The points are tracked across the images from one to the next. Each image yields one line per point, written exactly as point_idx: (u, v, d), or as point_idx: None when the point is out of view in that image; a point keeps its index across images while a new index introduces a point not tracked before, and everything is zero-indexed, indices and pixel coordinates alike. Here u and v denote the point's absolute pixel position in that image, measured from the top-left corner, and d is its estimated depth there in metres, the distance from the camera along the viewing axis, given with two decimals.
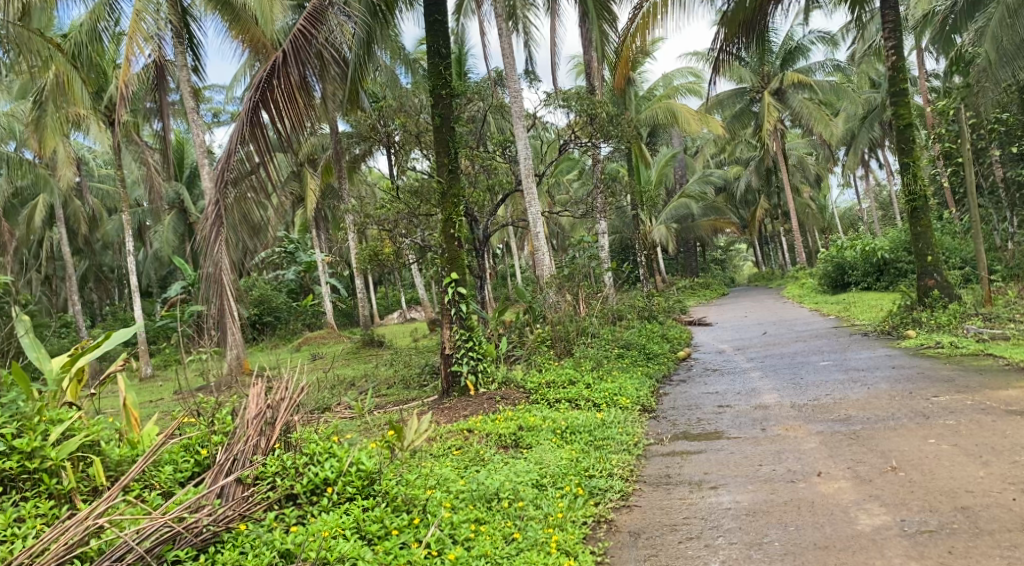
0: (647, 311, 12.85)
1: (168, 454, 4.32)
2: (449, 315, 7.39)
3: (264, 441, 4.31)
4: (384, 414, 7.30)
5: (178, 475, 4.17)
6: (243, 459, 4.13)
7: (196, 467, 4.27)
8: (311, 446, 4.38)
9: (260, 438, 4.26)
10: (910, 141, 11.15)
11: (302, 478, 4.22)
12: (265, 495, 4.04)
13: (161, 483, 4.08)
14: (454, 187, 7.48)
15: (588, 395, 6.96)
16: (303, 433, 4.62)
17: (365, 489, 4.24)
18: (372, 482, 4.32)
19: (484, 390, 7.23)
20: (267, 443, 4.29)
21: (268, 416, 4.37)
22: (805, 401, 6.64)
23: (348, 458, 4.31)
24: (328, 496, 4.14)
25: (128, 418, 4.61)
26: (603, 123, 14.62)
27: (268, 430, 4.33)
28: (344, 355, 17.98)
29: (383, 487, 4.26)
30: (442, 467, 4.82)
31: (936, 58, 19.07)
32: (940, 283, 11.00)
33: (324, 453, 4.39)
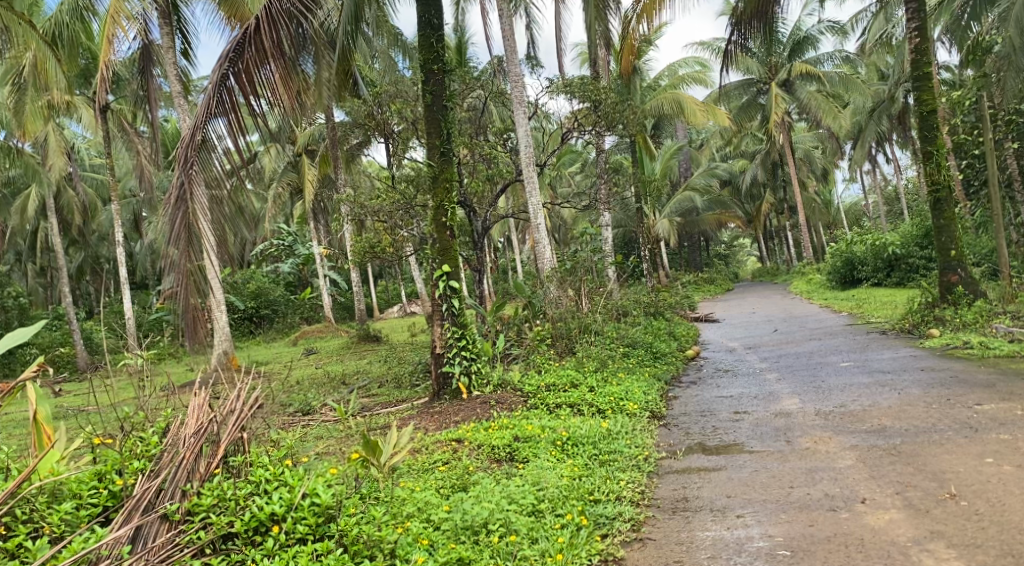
0: (652, 307, 12.24)
1: (72, 487, 3.69)
2: (439, 312, 6.79)
3: (203, 465, 3.80)
4: (368, 420, 6.72)
5: (80, 515, 3.55)
6: (172, 490, 3.63)
7: (110, 501, 3.66)
8: (258, 473, 3.78)
9: (198, 462, 3.76)
10: (933, 128, 10.49)
11: (245, 513, 3.60)
12: (195, 536, 3.45)
13: (51, 527, 3.45)
14: (446, 170, 6.85)
15: (593, 399, 6.35)
16: (255, 454, 4.03)
17: (319, 528, 3.60)
18: (331, 519, 3.70)
19: (477, 394, 6.64)
20: (205, 469, 3.77)
21: (212, 433, 3.88)
22: (831, 407, 6.04)
23: (300, 489, 3.68)
24: (275, 536, 3.54)
25: (37, 437, 3.93)
26: (609, 110, 13.98)
27: (211, 449, 3.85)
28: (339, 351, 17.39)
29: (341, 525, 3.61)
30: (423, 492, 4.22)
31: (951, 48, 18.38)
32: (965, 279, 10.37)
33: (272, 481, 3.78)
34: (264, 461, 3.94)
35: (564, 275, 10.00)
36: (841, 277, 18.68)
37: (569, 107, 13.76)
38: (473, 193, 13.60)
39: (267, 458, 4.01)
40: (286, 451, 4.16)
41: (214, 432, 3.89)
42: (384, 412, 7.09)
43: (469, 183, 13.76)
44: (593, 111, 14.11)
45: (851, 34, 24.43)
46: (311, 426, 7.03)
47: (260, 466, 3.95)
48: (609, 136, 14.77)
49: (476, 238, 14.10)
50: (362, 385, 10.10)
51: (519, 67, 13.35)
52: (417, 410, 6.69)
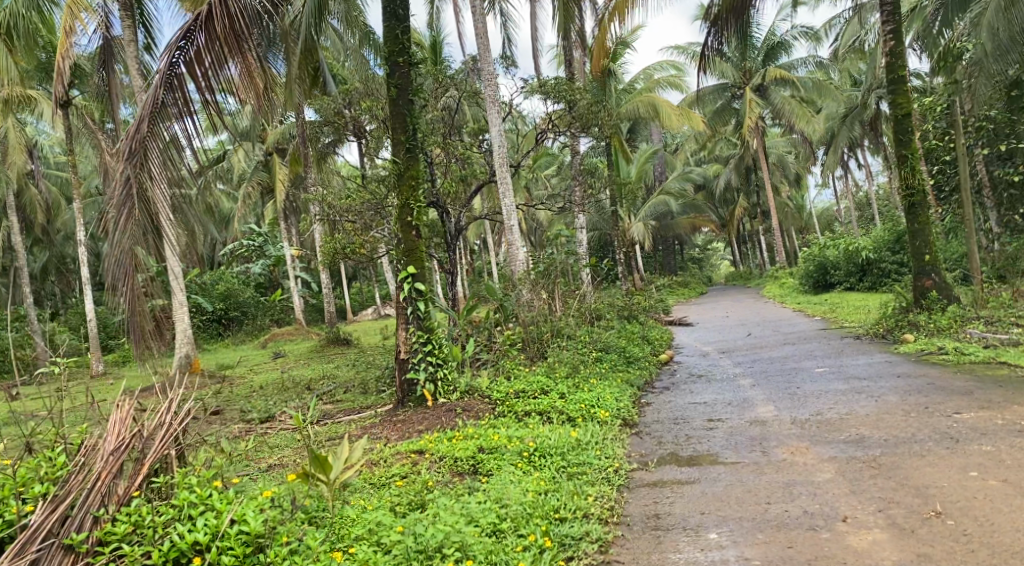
0: (626, 310, 12.03)
1: None
2: (403, 316, 6.46)
3: (122, 487, 3.81)
4: (328, 429, 6.42)
5: None
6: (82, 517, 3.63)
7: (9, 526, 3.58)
8: (182, 497, 3.77)
9: (116, 483, 3.77)
10: (907, 132, 10.43)
11: (162, 543, 3.60)
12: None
13: None
14: (413, 167, 6.55)
15: (563, 407, 6.10)
16: (182, 472, 4.03)
17: (245, 559, 3.56)
18: (260, 549, 3.65)
19: (442, 401, 6.34)
20: (124, 492, 3.78)
21: (135, 452, 3.90)
22: (807, 415, 5.86)
23: (227, 517, 3.64)
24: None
25: None
26: (584, 111, 13.76)
27: (133, 468, 3.87)
28: (307, 354, 16.98)
29: (271, 557, 3.57)
30: (373, 511, 3.97)
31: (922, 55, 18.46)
32: (939, 284, 10.31)
33: (199, 504, 3.77)
34: (191, 481, 3.92)
35: (537, 277, 9.76)
36: (813, 282, 18.64)
37: (544, 108, 13.54)
38: (445, 193, 13.33)
39: (195, 477, 4.02)
40: (214, 470, 4.15)
41: (137, 450, 3.92)
42: (347, 421, 6.80)
43: (441, 183, 13.47)
44: (568, 112, 13.88)
45: (824, 40, 24.56)
46: (268, 436, 6.70)
47: (186, 486, 3.94)
48: (584, 137, 14.56)
49: (448, 240, 13.81)
50: (326, 391, 9.76)
51: (491, 66, 13.08)
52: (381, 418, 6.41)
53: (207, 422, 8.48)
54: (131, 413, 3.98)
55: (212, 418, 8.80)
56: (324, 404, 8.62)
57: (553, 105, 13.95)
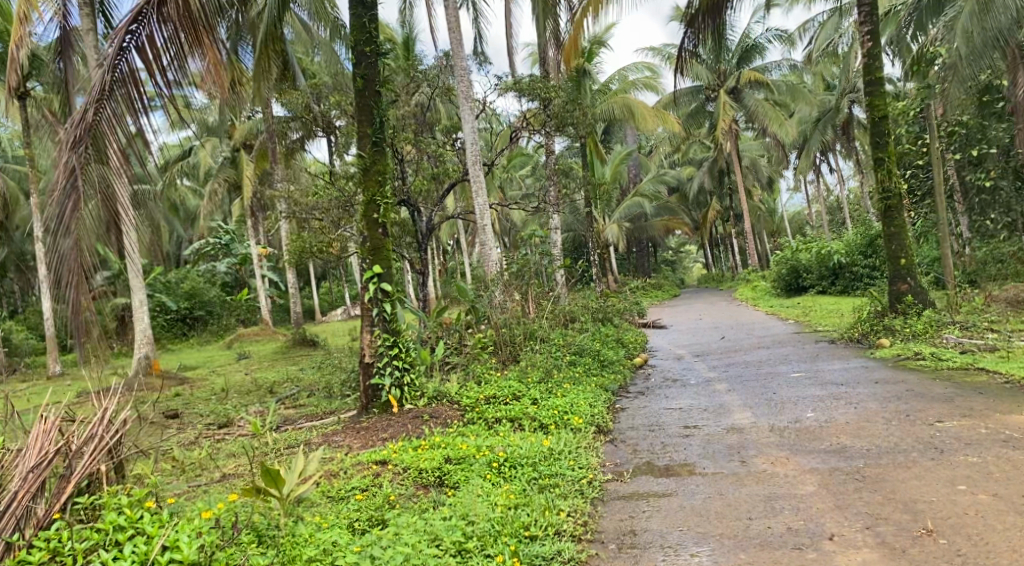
0: (600, 312, 11.84)
1: None
2: (369, 318, 6.18)
3: (43, 509, 3.63)
4: (287, 436, 6.14)
5: None
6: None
7: None
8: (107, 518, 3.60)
9: (36, 505, 3.60)
10: (884, 134, 10.38)
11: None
12: None
13: None
14: (381, 162, 6.28)
15: (535, 413, 5.87)
16: (111, 491, 3.86)
17: None
18: None
19: (409, 407, 6.08)
20: (44, 514, 3.61)
21: (61, 468, 3.73)
22: (786, 422, 5.69)
23: (157, 539, 3.38)
24: None
25: None
26: (559, 110, 13.57)
27: (57, 485, 3.70)
28: (273, 355, 16.57)
29: None
30: (329, 529, 3.70)
31: (894, 60, 18.52)
32: (914, 288, 10.26)
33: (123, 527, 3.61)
34: (119, 502, 3.73)
35: (510, 278, 9.53)
36: (786, 285, 18.63)
37: (519, 106, 13.31)
38: (417, 192, 13.04)
39: (124, 496, 3.86)
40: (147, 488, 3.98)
41: (63, 465, 3.75)
42: (308, 428, 6.51)
43: (413, 181, 13.17)
44: (543, 111, 13.69)
45: (798, 44, 24.64)
46: (224, 443, 6.39)
47: (114, 507, 3.77)
48: (559, 137, 14.38)
49: (420, 239, 13.54)
50: (290, 395, 9.43)
51: (465, 62, 12.81)
52: (345, 426, 6.14)
53: (162, 427, 8.12)
54: (56, 424, 3.78)
55: (168, 422, 8.44)
56: (285, 410, 8.30)
57: (528, 104, 13.75)
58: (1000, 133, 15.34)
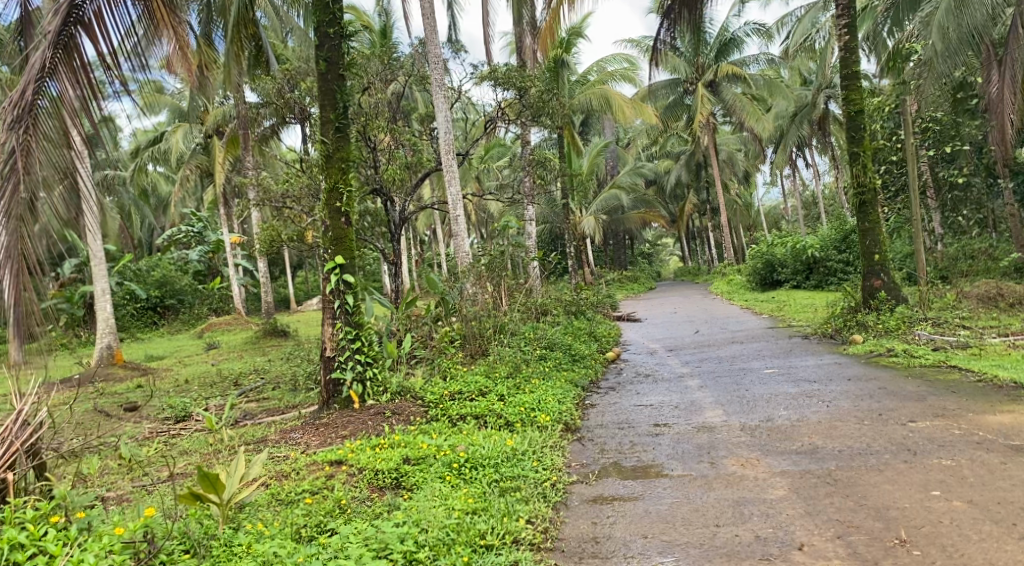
0: (574, 306, 11.67)
1: None
2: (329, 310, 5.94)
3: None
4: (243, 433, 5.90)
5: None
6: None
7: None
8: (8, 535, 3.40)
9: None
10: (860, 129, 10.32)
11: None
12: None
13: None
14: (344, 148, 6.04)
15: (501, 410, 5.68)
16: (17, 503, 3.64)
17: None
18: None
19: (371, 404, 5.86)
20: None
21: None
22: (757, 421, 5.57)
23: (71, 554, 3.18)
24: None
25: None
26: (535, 99, 13.35)
27: None
28: (242, 346, 16.21)
29: None
30: (271, 538, 3.48)
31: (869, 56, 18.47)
32: (887, 284, 10.22)
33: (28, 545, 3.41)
34: (23, 518, 3.56)
35: (481, 269, 9.33)
36: (760, 279, 18.60)
37: (494, 95, 13.09)
38: (389, 181, 12.79)
39: (31, 511, 3.66)
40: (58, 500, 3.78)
41: None
42: (266, 424, 6.27)
43: (385, 169, 12.90)
44: (520, 101, 13.48)
45: (775, 38, 24.62)
46: (178, 440, 6.14)
47: (18, 523, 3.58)
48: (535, 127, 14.18)
49: (393, 230, 13.30)
50: (252, 388, 9.15)
51: (439, 49, 12.53)
52: (304, 423, 5.91)
53: (115, 422, 7.81)
54: None
55: (123, 417, 8.12)
56: (245, 404, 8.03)
57: (504, 94, 13.52)
58: (973, 130, 15.41)
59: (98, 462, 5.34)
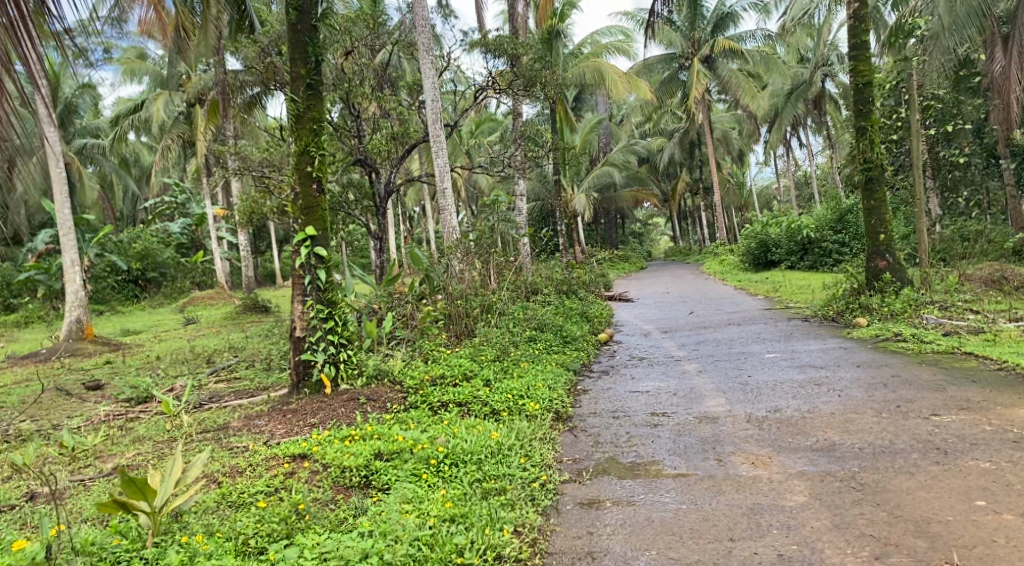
0: (565, 285, 11.18)
1: None
2: (299, 286, 5.40)
3: None
4: (205, 418, 5.38)
5: None
6: None
7: None
8: None
9: None
10: (868, 101, 9.82)
11: None
12: None
13: None
14: (317, 108, 5.47)
15: (486, 398, 5.21)
16: None
17: None
18: None
19: (344, 388, 5.36)
20: None
21: None
22: (764, 413, 5.12)
23: None
24: None
25: None
26: (527, 68, 12.75)
27: None
28: (221, 321, 15.64)
29: None
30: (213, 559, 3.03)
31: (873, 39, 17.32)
32: (892, 266, 9.78)
33: None
34: None
35: (468, 244, 8.82)
36: (754, 260, 18.13)
37: (485, 65, 12.49)
38: (373, 151, 12.21)
39: None
40: None
41: None
42: (231, 408, 5.78)
43: (369, 139, 12.30)
44: (512, 73, 12.89)
45: (773, 13, 23.99)
46: (134, 424, 5.62)
47: None
48: (528, 100, 13.61)
49: (378, 203, 12.81)
50: (224, 367, 8.62)
51: (426, 12, 11.86)
52: (271, 407, 5.41)
53: (73, 402, 7.25)
54: None
55: (84, 396, 7.58)
56: (214, 385, 7.51)
57: (497, 65, 12.94)
58: (974, 109, 15.04)
59: (40, 448, 4.86)
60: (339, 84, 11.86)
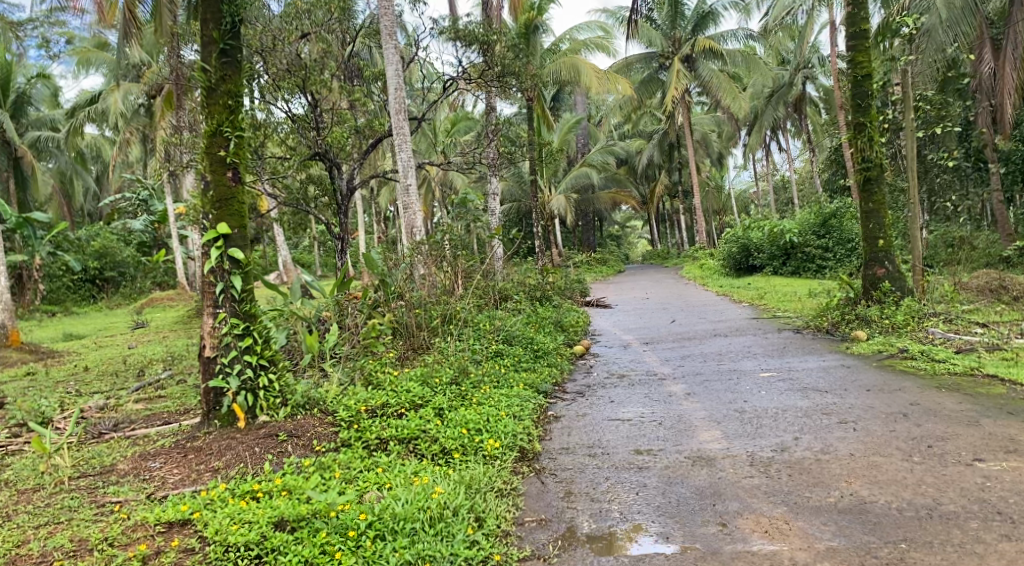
0: (539, 291, 10.29)
1: None
2: (210, 296, 4.44)
3: None
4: (89, 457, 4.41)
5: None
6: None
7: None
8: None
9: None
10: (867, 96, 9.03)
11: None
12: None
13: None
14: (235, 80, 4.50)
15: (436, 432, 4.31)
16: None
17: None
18: None
19: (261, 421, 4.40)
20: None
21: None
22: (769, 452, 4.27)
23: None
24: None
25: None
26: (500, 58, 11.79)
27: None
28: (172, 325, 14.53)
29: None
30: None
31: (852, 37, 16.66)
32: (891, 274, 8.97)
33: None
34: None
35: (430, 246, 7.89)
36: (735, 264, 17.35)
37: (455, 55, 11.56)
38: (335, 143, 11.22)
39: None
40: None
41: None
42: (131, 442, 4.80)
43: (328, 133, 11.29)
44: (485, 65, 11.95)
45: (755, 12, 23.23)
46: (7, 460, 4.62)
47: None
48: (502, 96, 12.73)
49: (340, 200, 11.84)
50: (153, 383, 7.59)
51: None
52: (175, 442, 4.46)
53: None
54: None
55: None
56: (130, 407, 6.47)
57: (468, 57, 12.01)
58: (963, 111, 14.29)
59: None
60: (295, 72, 10.81)
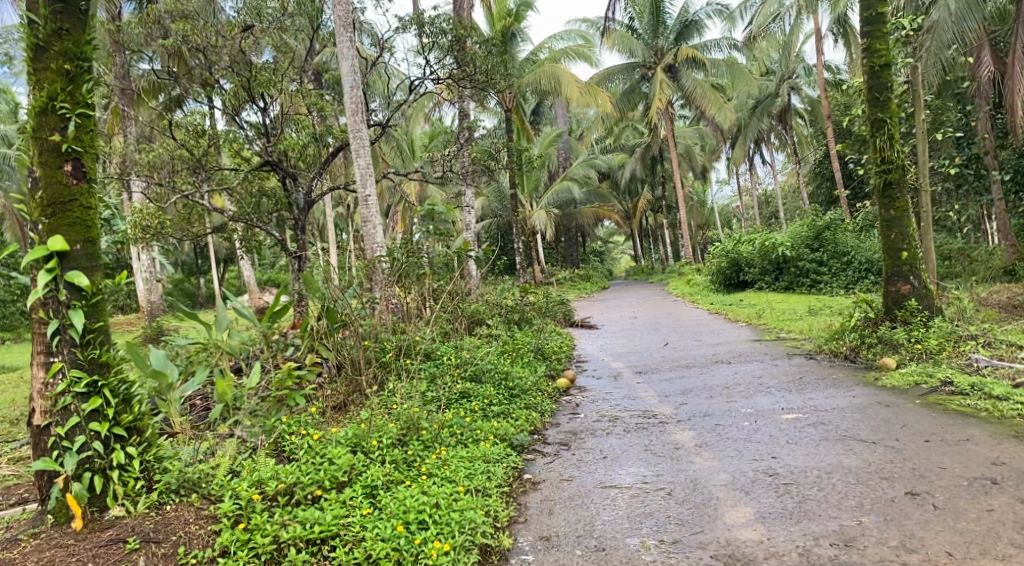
0: (516, 314, 8.98)
1: None
2: (41, 341, 3.35)
3: None
4: None
5: None
6: None
7: None
8: None
9: None
10: (885, 88, 7.91)
11: None
12: None
13: None
14: (77, 35, 3.48)
15: (360, 534, 3.23)
16: None
17: None
18: None
19: (111, 516, 3.30)
20: None
21: None
22: (832, 551, 3.19)
23: None
24: None
25: None
26: (472, 58, 10.56)
27: None
28: None
29: None
30: None
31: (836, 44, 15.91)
32: (918, 291, 7.74)
33: None
34: None
35: (384, 266, 6.61)
36: (724, 280, 16.03)
37: (421, 56, 10.32)
38: (288, 151, 9.89)
39: None
40: None
41: None
42: None
43: (276, 138, 9.93)
44: (456, 66, 10.65)
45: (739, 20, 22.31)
46: None
47: None
48: (476, 98, 11.48)
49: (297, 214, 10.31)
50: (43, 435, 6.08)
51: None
52: None
53: None
54: None
55: None
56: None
57: (440, 60, 10.75)
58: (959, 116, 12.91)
59: None
60: (239, 68, 9.19)
